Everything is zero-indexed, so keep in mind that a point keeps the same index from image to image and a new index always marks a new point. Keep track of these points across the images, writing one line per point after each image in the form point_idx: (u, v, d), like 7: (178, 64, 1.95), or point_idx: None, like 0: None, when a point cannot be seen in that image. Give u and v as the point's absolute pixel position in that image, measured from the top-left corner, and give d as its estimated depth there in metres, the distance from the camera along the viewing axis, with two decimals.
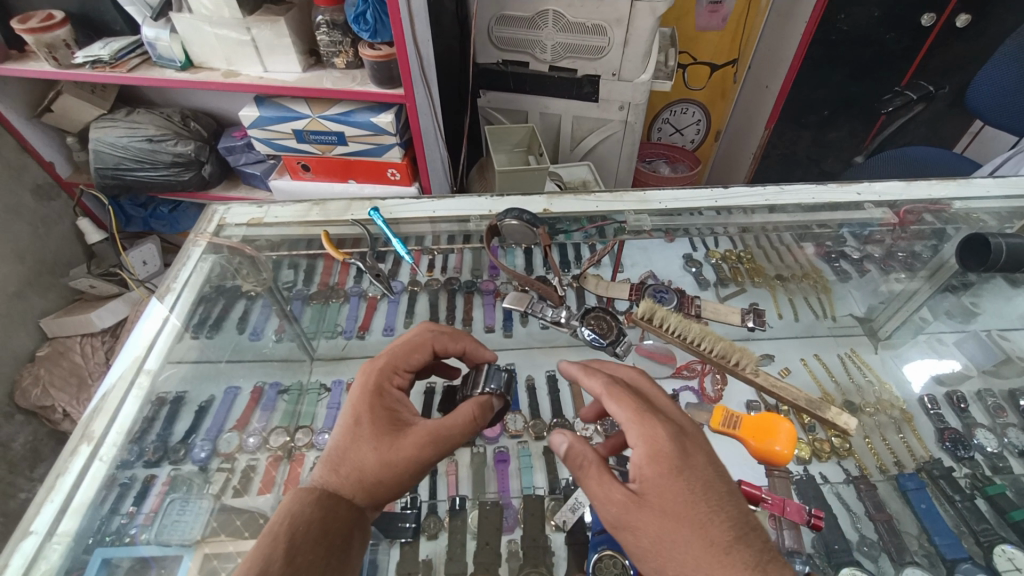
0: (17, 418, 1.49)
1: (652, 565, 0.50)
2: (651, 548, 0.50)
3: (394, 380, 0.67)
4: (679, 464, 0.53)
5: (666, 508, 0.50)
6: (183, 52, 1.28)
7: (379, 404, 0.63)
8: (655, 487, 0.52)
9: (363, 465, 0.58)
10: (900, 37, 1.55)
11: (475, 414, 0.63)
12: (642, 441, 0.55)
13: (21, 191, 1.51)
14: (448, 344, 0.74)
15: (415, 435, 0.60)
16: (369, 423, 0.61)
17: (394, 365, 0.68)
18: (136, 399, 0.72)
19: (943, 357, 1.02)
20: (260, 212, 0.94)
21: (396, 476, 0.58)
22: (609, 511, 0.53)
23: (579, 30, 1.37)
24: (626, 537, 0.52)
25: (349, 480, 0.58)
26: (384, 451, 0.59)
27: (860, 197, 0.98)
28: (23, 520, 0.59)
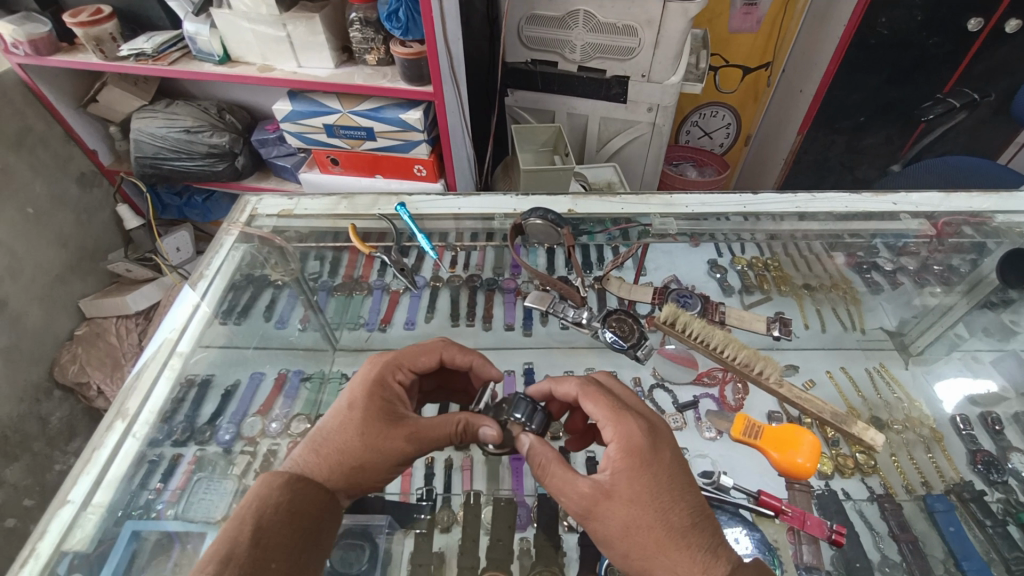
0: (55, 394, 1.55)
1: (615, 549, 0.57)
2: (615, 534, 0.56)
3: (397, 376, 0.69)
4: (648, 457, 0.58)
5: (629, 498, 0.56)
6: (222, 47, 1.32)
7: (378, 394, 0.66)
8: (622, 480, 0.57)
9: (346, 450, 0.61)
10: (944, 42, 1.49)
11: (461, 426, 0.66)
12: (615, 437, 0.60)
13: (66, 178, 1.58)
14: (456, 354, 0.75)
15: (401, 432, 0.63)
16: (361, 410, 0.63)
17: (400, 362, 0.71)
18: (167, 380, 0.76)
19: (977, 375, 0.96)
20: (290, 204, 0.97)
21: (375, 466, 0.61)
22: (579, 502, 0.58)
23: (610, 30, 1.36)
24: (592, 524, 0.58)
25: (329, 463, 0.61)
26: (369, 438, 0.61)
27: (895, 207, 0.96)
28: (59, 491, 0.64)
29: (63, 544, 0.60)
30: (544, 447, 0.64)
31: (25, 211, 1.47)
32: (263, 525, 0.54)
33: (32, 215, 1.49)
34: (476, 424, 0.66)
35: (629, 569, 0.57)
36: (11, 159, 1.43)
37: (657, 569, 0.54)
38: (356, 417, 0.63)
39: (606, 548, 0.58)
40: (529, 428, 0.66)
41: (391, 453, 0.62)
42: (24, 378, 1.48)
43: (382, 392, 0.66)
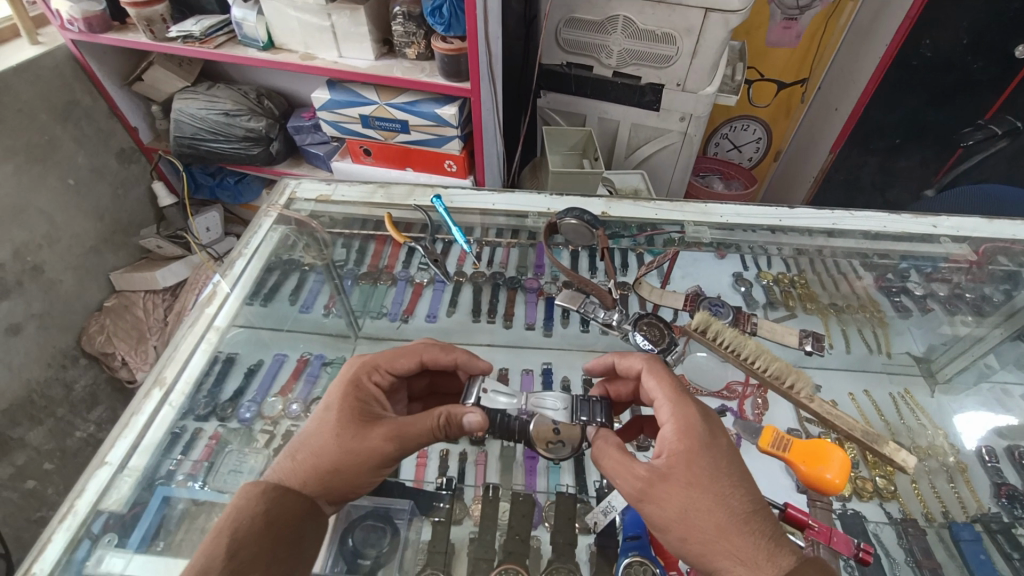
0: (81, 361, 1.60)
1: (673, 535, 0.56)
2: (674, 518, 0.56)
3: (373, 376, 0.71)
4: (704, 442, 0.59)
5: (688, 480, 0.57)
6: (267, 33, 1.35)
7: (351, 395, 0.67)
8: (681, 461, 0.58)
9: (324, 454, 0.61)
10: (989, 66, 1.45)
11: (440, 424, 0.65)
12: (672, 420, 0.62)
13: (107, 153, 1.63)
14: (438, 355, 0.76)
15: (377, 432, 0.63)
16: (337, 412, 0.64)
17: (376, 363, 0.72)
18: (204, 353, 0.78)
19: (997, 410, 0.94)
20: (328, 189, 1.00)
21: (353, 467, 0.61)
22: (635, 483, 0.59)
23: (648, 37, 1.36)
24: (648, 508, 0.57)
25: (306, 469, 0.61)
26: (344, 440, 0.62)
27: (934, 230, 0.95)
28: (98, 452, 0.66)
29: (100, 503, 0.63)
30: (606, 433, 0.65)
31: (66, 181, 1.52)
32: (238, 537, 0.53)
33: (72, 186, 1.54)
34: (458, 417, 0.66)
35: (688, 558, 0.56)
36: (57, 131, 1.48)
37: (719, 556, 0.53)
38: (332, 420, 0.64)
39: (662, 534, 0.57)
40: (594, 422, 0.68)
41: (369, 454, 0.62)
42: (53, 344, 1.53)
43: (358, 393, 0.67)
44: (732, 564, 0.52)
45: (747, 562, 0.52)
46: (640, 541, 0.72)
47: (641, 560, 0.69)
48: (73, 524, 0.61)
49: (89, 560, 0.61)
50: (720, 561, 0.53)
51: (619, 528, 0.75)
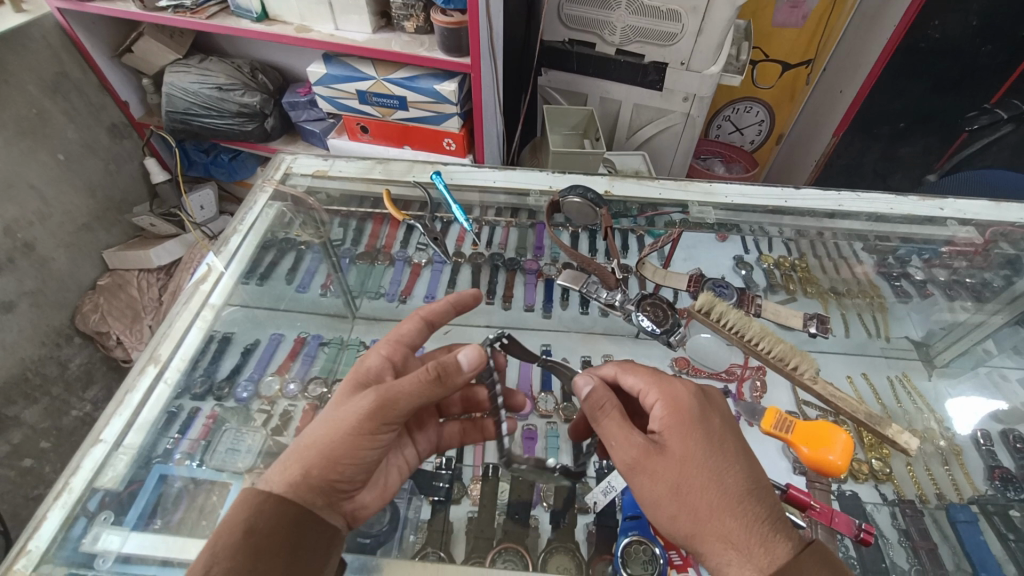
0: (76, 340, 1.58)
1: (663, 512, 0.57)
2: (664, 495, 0.56)
3: (375, 349, 0.69)
4: (698, 419, 0.60)
5: (680, 458, 0.57)
6: (260, 5, 1.31)
7: (351, 371, 0.65)
8: (672, 440, 0.58)
9: (312, 435, 0.57)
10: (997, 51, 1.43)
11: (432, 367, 0.58)
12: (662, 399, 0.63)
13: (97, 128, 1.59)
14: (436, 306, 0.74)
15: (365, 394, 0.58)
16: (335, 394, 0.62)
17: (381, 338, 0.71)
18: (199, 331, 0.77)
19: (990, 394, 0.94)
20: (325, 165, 0.98)
21: (341, 436, 0.56)
22: (626, 457, 0.59)
23: (652, 14, 1.32)
24: (638, 482, 0.58)
25: (296, 455, 0.56)
26: (332, 413, 0.58)
27: (941, 212, 0.95)
28: (94, 429, 0.66)
29: (96, 481, 0.63)
30: (594, 401, 0.64)
31: (56, 156, 1.48)
32: (219, 544, 0.48)
33: (62, 161, 1.50)
34: (453, 357, 0.60)
35: (678, 535, 0.56)
36: (46, 104, 1.43)
37: (709, 535, 0.53)
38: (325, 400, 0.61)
39: (653, 511, 0.58)
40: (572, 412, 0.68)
41: (354, 418, 0.56)
42: (47, 322, 1.51)
43: (355, 366, 0.65)
44: (721, 545, 0.52)
45: (736, 544, 0.52)
46: (640, 521, 0.73)
47: (640, 539, 0.72)
48: (68, 502, 0.61)
49: (85, 538, 0.61)
50: (709, 539, 0.53)
51: (619, 508, 0.76)
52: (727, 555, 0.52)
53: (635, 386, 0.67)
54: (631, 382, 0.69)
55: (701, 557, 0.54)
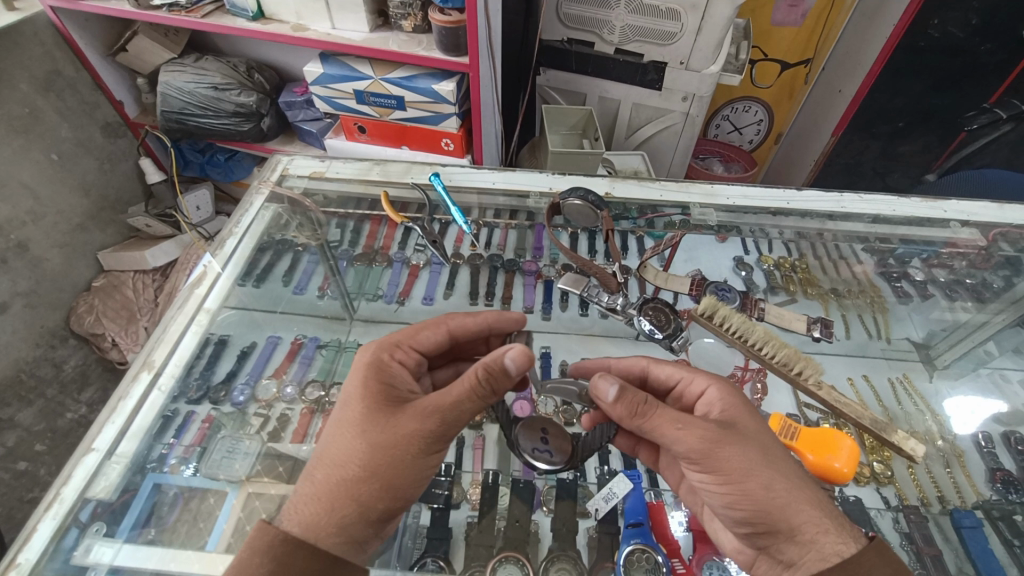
0: (71, 341, 1.57)
1: (756, 484, 0.54)
2: (756, 464, 0.55)
3: (395, 355, 0.66)
4: (745, 402, 0.64)
5: (757, 429, 0.58)
6: (256, 4, 1.30)
7: (374, 381, 0.61)
8: (741, 413, 0.61)
9: (354, 463, 0.55)
10: (997, 50, 1.42)
11: (479, 378, 0.55)
12: (714, 383, 0.66)
13: (92, 126, 1.58)
14: (466, 322, 0.73)
15: (409, 412, 0.56)
16: (358, 409, 0.58)
17: (397, 342, 0.69)
18: (194, 335, 0.76)
19: (990, 395, 0.93)
20: (322, 166, 0.97)
21: (391, 467, 0.55)
22: (700, 436, 0.55)
23: (651, 13, 1.31)
24: (728, 454, 0.55)
25: (335, 486, 0.54)
26: (371, 435, 0.56)
27: (945, 214, 0.94)
28: (85, 437, 0.64)
29: (88, 491, 0.61)
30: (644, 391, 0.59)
31: (50, 156, 1.47)
32: None
33: (57, 161, 1.49)
34: (498, 360, 0.56)
35: (767, 509, 0.53)
36: (39, 102, 1.42)
37: (803, 504, 0.53)
38: (352, 417, 0.58)
39: (738, 486, 0.54)
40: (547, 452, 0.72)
41: (404, 442, 0.55)
42: (42, 323, 1.49)
43: (379, 377, 0.61)
44: (819, 513, 0.53)
45: (828, 513, 0.54)
46: (642, 529, 0.73)
47: (642, 547, 0.71)
48: (59, 512, 0.59)
49: (77, 550, 0.59)
50: (806, 509, 0.53)
51: (621, 514, 0.75)
52: (824, 525, 0.53)
53: (673, 376, 0.70)
54: (662, 374, 0.72)
55: (792, 532, 0.53)
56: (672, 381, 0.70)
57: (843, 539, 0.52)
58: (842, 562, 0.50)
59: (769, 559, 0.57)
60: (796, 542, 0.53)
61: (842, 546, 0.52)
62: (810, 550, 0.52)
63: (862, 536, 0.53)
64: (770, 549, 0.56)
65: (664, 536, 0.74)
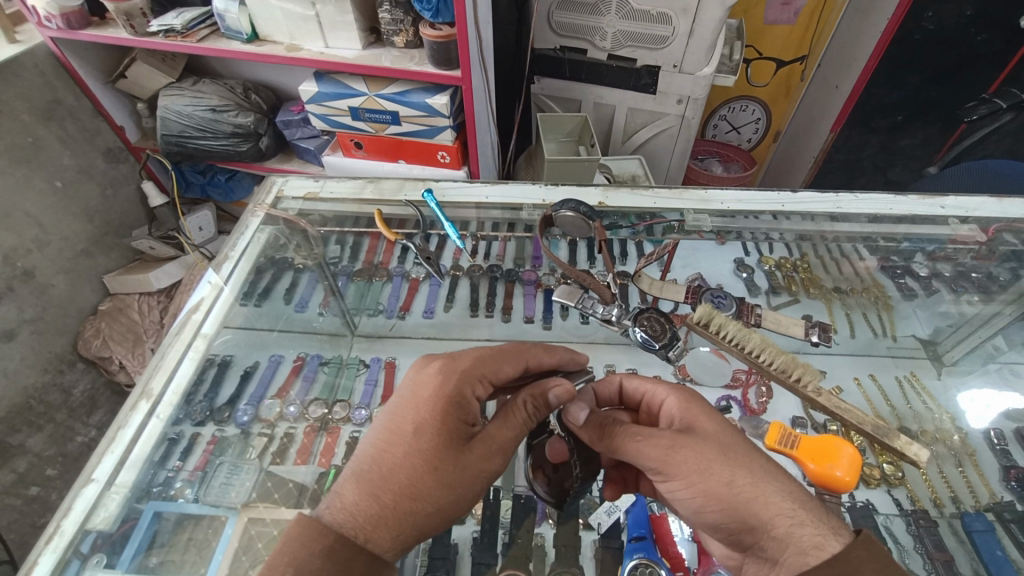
0: (78, 366, 1.58)
1: (716, 483, 0.53)
2: (713, 461, 0.54)
3: (476, 389, 0.60)
4: (707, 403, 0.63)
5: (716, 430, 0.58)
6: (250, 25, 1.31)
7: (455, 415, 0.57)
8: (700, 415, 0.61)
9: (427, 497, 0.53)
10: (994, 40, 1.41)
11: (530, 412, 0.62)
12: (673, 392, 0.66)
13: (93, 152, 1.60)
14: (543, 358, 0.70)
15: (484, 453, 0.57)
16: (436, 441, 0.55)
17: (479, 372, 0.61)
18: (193, 361, 0.76)
19: (1002, 389, 0.91)
20: (316, 186, 0.98)
21: (457, 503, 0.55)
22: (656, 450, 0.57)
23: (643, 18, 1.32)
24: (683, 456, 0.55)
25: (402, 514, 0.51)
26: (448, 472, 0.54)
27: (942, 211, 0.94)
28: (85, 468, 0.64)
29: (88, 523, 0.61)
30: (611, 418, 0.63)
31: (53, 184, 1.49)
32: None
33: (59, 189, 1.51)
34: (543, 395, 0.62)
35: (734, 504, 0.52)
36: (41, 131, 1.44)
37: (772, 495, 0.51)
38: (428, 446, 0.54)
39: (700, 486, 0.53)
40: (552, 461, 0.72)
41: (475, 480, 0.56)
42: (49, 349, 1.51)
43: (457, 408, 0.57)
44: (788, 505, 0.51)
45: (802, 503, 0.51)
46: (645, 542, 0.72)
47: (647, 562, 0.70)
48: (60, 546, 0.59)
49: None
50: (773, 501, 0.51)
51: (623, 528, 0.75)
52: (798, 517, 0.50)
53: (640, 388, 0.70)
54: (631, 386, 0.72)
55: (765, 527, 0.50)
56: (639, 393, 0.70)
57: (822, 531, 0.49)
58: (820, 554, 0.47)
59: (756, 561, 0.53)
60: (772, 537, 0.50)
61: (822, 537, 0.48)
62: (787, 545, 0.49)
63: (844, 529, 0.49)
64: (754, 549, 0.53)
65: (668, 550, 0.73)
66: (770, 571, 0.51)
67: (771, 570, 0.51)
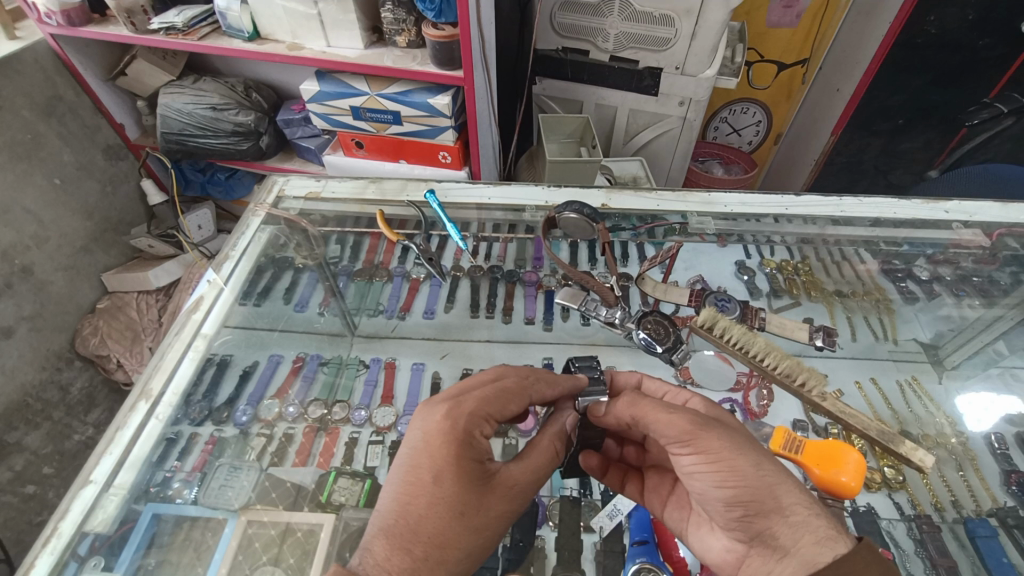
0: (76, 364, 1.57)
1: (746, 461, 0.52)
2: (743, 444, 0.54)
3: (485, 429, 0.59)
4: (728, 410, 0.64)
5: (740, 426, 0.59)
6: (252, 23, 1.30)
7: (471, 458, 0.56)
8: (726, 413, 0.63)
9: (454, 544, 0.53)
10: (996, 44, 1.41)
11: (557, 451, 0.65)
12: (698, 395, 0.67)
13: (93, 150, 1.59)
14: (545, 391, 0.66)
15: (503, 492, 0.58)
16: (457, 486, 0.54)
17: (486, 411, 0.59)
18: (191, 361, 0.75)
19: (1002, 392, 0.91)
20: (318, 187, 0.97)
21: (483, 544, 0.55)
22: (685, 424, 0.55)
23: (645, 19, 1.31)
24: (714, 434, 0.54)
25: (436, 564, 0.51)
26: (472, 516, 0.54)
27: (946, 215, 0.94)
28: (83, 469, 0.63)
29: (85, 525, 0.60)
30: (636, 392, 0.63)
31: (52, 180, 1.48)
32: None
33: (59, 186, 1.50)
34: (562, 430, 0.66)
35: (757, 486, 0.51)
36: (41, 128, 1.44)
37: (792, 484, 0.52)
38: (450, 493, 0.53)
39: (726, 463, 0.53)
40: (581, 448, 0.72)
41: (497, 519, 0.56)
42: (47, 347, 1.50)
43: (472, 452, 0.56)
44: (807, 498, 0.52)
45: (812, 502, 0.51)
46: (647, 547, 0.72)
47: (649, 566, 0.69)
48: (57, 547, 0.59)
49: None
50: (797, 490, 0.52)
51: (626, 532, 0.75)
52: (815, 508, 0.51)
53: (662, 388, 0.72)
54: (654, 386, 0.74)
55: (782, 512, 0.51)
56: (660, 392, 0.72)
57: (835, 526, 0.50)
58: (836, 546, 0.48)
59: (763, 551, 0.52)
60: (787, 523, 0.50)
61: (836, 532, 0.49)
62: (804, 532, 0.49)
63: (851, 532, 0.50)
64: (762, 536, 0.52)
65: (669, 554, 0.72)
66: (776, 562, 0.50)
67: (777, 561, 0.50)
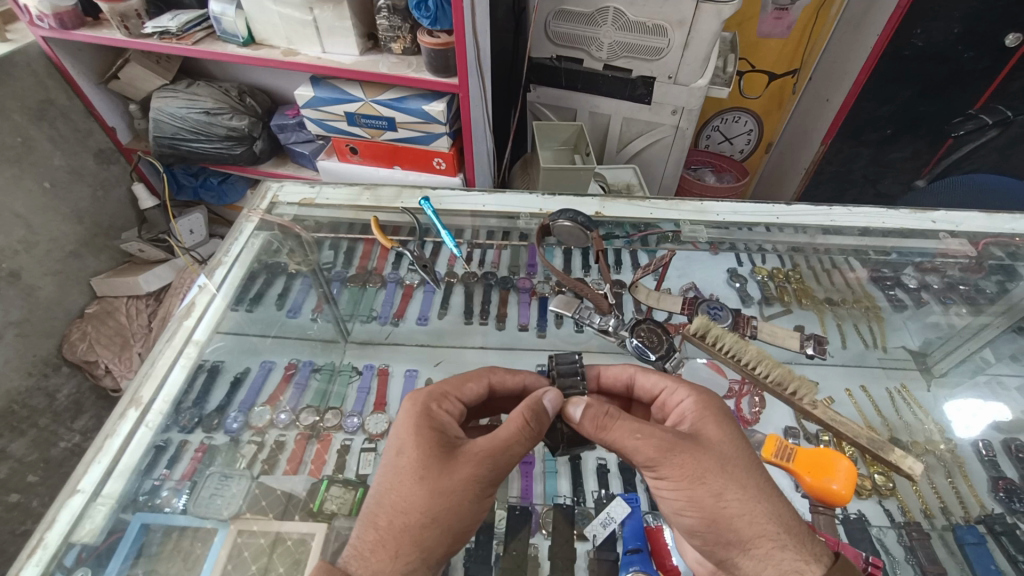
0: (64, 369, 1.55)
1: (706, 491, 0.54)
2: (708, 471, 0.54)
3: (444, 406, 0.63)
4: (721, 413, 0.62)
5: (720, 440, 0.58)
6: (246, 28, 1.30)
7: (429, 428, 0.58)
8: (712, 418, 0.61)
9: (415, 508, 0.53)
10: (981, 57, 1.43)
11: (528, 420, 0.58)
12: (690, 396, 0.65)
13: (84, 153, 1.58)
14: (506, 378, 0.70)
15: (467, 457, 0.55)
16: (414, 453, 0.56)
17: (443, 392, 0.64)
18: (184, 367, 0.74)
19: (990, 399, 0.93)
20: (312, 192, 0.97)
21: (453, 510, 0.53)
22: (650, 449, 0.56)
23: (638, 29, 1.33)
24: (677, 460, 0.55)
25: (398, 532, 0.52)
26: (432, 480, 0.54)
27: (933, 225, 0.96)
28: (71, 479, 0.62)
29: (72, 535, 0.59)
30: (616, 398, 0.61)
31: (42, 184, 1.47)
32: None
33: (49, 189, 1.49)
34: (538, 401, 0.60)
35: (715, 517, 0.53)
36: (31, 131, 1.42)
37: (760, 516, 0.52)
38: (407, 461, 0.56)
39: (689, 491, 0.54)
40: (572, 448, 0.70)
41: (466, 484, 0.54)
42: (34, 352, 1.48)
43: (430, 422, 0.59)
44: (773, 529, 0.52)
45: (788, 528, 0.52)
46: (641, 555, 0.71)
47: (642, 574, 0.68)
48: (43, 559, 0.57)
49: None
50: (758, 522, 0.52)
51: (620, 541, 0.74)
52: (781, 540, 0.51)
53: (657, 384, 0.69)
54: (648, 381, 0.71)
55: (744, 545, 0.52)
56: (655, 390, 0.69)
57: (804, 556, 0.50)
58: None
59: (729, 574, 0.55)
60: (750, 556, 0.52)
61: (802, 564, 0.50)
62: (766, 565, 0.51)
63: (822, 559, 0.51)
64: (725, 564, 0.55)
65: (662, 562, 0.72)
66: None
67: None
